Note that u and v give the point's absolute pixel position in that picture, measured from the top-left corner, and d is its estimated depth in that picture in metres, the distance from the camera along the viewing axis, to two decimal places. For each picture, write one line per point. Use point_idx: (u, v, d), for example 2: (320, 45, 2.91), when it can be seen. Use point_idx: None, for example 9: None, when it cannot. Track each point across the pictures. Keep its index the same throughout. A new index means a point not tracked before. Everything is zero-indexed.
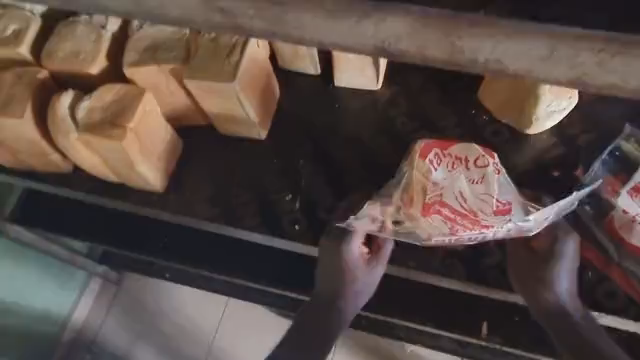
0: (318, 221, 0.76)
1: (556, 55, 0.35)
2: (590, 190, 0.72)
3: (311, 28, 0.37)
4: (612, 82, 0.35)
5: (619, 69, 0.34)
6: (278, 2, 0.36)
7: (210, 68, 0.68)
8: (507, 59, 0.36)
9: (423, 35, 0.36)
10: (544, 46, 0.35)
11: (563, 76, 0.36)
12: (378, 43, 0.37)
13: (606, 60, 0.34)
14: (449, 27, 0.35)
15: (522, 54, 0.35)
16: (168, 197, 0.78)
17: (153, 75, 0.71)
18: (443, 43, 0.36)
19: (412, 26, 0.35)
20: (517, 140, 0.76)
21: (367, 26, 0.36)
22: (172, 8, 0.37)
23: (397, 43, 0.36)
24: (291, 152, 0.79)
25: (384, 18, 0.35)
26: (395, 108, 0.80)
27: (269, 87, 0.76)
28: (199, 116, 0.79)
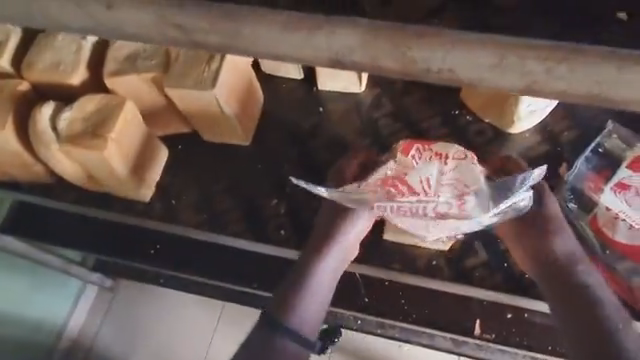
0: (303, 224, 0.76)
1: (505, 64, 0.30)
2: (573, 187, 0.72)
3: (259, 41, 0.32)
4: (560, 89, 0.31)
5: (566, 75, 0.30)
6: (229, 17, 0.32)
7: (190, 76, 0.68)
8: (459, 69, 0.31)
9: (375, 46, 0.31)
10: (493, 55, 0.30)
11: (513, 85, 0.31)
12: (332, 56, 0.32)
13: (554, 67, 0.30)
14: (399, 37, 0.31)
15: (472, 65, 0.31)
16: (154, 205, 0.78)
17: (134, 84, 0.71)
18: (394, 55, 0.31)
19: (363, 38, 0.31)
20: (500, 139, 0.76)
21: (319, 38, 0.31)
22: (128, 24, 0.33)
23: (350, 55, 0.32)
24: (276, 157, 0.79)
25: (334, 31, 0.31)
26: (378, 111, 0.80)
27: (251, 93, 0.76)
28: (183, 124, 0.79)
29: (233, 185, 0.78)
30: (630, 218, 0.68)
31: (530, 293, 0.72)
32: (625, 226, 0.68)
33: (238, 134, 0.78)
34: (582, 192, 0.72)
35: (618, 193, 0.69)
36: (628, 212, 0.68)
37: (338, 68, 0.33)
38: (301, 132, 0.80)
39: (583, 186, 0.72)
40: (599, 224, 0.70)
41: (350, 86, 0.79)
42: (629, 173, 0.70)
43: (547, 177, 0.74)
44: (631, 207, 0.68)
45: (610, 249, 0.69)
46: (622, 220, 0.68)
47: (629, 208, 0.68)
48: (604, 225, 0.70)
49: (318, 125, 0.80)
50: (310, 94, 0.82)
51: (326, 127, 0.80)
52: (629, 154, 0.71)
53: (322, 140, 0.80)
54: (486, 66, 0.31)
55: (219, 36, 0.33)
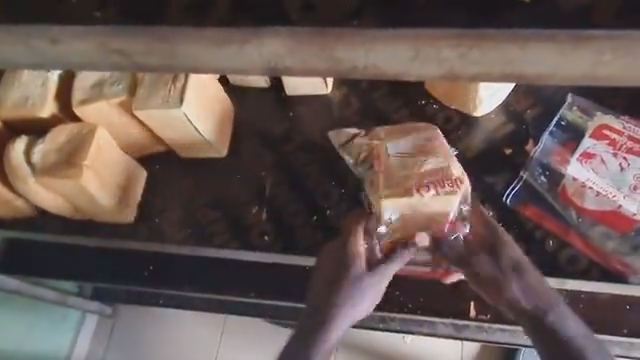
0: (286, 228, 0.77)
1: (423, 56, 0.32)
2: (543, 161, 0.75)
3: (197, 58, 0.34)
4: (477, 72, 0.32)
5: (480, 60, 0.31)
6: (163, 39, 0.33)
7: (157, 97, 0.70)
8: (383, 63, 0.33)
9: (302, 51, 0.32)
10: (410, 48, 0.31)
11: (434, 73, 0.33)
12: (265, 63, 0.34)
13: (466, 53, 0.31)
14: (323, 40, 0.32)
15: (395, 59, 0.32)
16: (138, 227, 0.79)
17: (104, 111, 0.72)
18: (322, 57, 0.32)
19: (290, 45, 0.32)
20: (468, 123, 0.77)
21: (251, 50, 0.33)
22: (67, 55, 0.35)
23: (281, 62, 0.33)
24: (252, 165, 0.81)
25: (262, 41, 0.32)
26: (347, 109, 0.81)
27: (221, 106, 0.78)
28: (157, 144, 0.80)
29: (213, 199, 0.79)
30: (597, 185, 0.72)
31: None
32: (593, 192, 0.72)
33: (212, 149, 0.79)
34: (549, 166, 0.75)
35: (584, 162, 0.73)
36: (595, 180, 0.72)
37: (276, 72, 0.35)
38: (274, 139, 0.82)
39: (550, 160, 0.75)
40: (569, 193, 0.73)
41: (318, 89, 0.81)
42: (592, 142, 0.74)
43: (516, 156, 0.76)
44: (597, 175, 0.72)
45: (582, 217, 0.71)
46: (589, 187, 0.72)
47: (596, 176, 0.72)
48: (574, 194, 0.73)
49: (290, 129, 0.82)
50: (279, 100, 0.83)
51: (297, 130, 0.82)
52: (590, 124, 0.74)
53: (296, 142, 0.81)
54: (406, 58, 0.32)
55: (159, 56, 0.34)
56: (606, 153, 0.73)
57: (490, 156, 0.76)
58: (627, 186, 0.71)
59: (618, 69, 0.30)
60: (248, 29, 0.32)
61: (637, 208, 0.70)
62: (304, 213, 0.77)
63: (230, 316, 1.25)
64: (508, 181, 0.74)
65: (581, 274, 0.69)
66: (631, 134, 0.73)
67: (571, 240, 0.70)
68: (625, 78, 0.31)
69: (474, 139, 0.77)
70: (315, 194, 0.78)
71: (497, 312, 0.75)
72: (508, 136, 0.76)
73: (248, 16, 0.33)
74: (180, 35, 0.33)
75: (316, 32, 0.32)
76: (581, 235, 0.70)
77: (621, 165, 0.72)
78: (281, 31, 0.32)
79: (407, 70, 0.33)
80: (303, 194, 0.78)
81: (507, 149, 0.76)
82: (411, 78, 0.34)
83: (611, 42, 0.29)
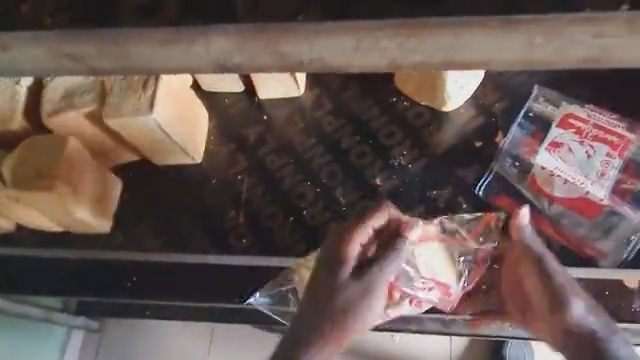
0: (263, 230, 0.77)
1: (364, 47, 0.32)
2: (512, 152, 0.76)
3: (148, 59, 0.34)
4: (418, 61, 0.33)
5: (418, 49, 0.32)
6: (111, 41, 0.33)
7: (127, 105, 0.70)
8: (328, 56, 0.33)
9: (249, 48, 0.33)
10: (351, 40, 0.32)
11: (378, 63, 0.33)
12: (214, 61, 0.34)
13: (405, 42, 0.32)
14: (268, 36, 0.32)
15: (339, 51, 0.33)
16: (116, 236, 0.79)
17: (74, 121, 0.72)
18: (269, 52, 0.33)
19: (236, 42, 0.33)
20: (438, 119, 0.79)
21: (198, 48, 0.33)
22: (22, 63, 0.35)
23: (230, 59, 0.34)
24: (228, 169, 0.81)
25: (208, 39, 0.33)
26: (320, 110, 0.82)
27: (193, 112, 0.78)
28: (131, 152, 0.80)
29: (190, 205, 0.80)
30: (566, 173, 0.73)
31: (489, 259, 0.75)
32: (561, 181, 0.73)
33: (186, 154, 0.79)
34: (519, 157, 0.76)
35: (553, 152, 0.75)
36: (563, 169, 0.74)
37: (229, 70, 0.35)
38: (248, 143, 0.82)
39: (519, 151, 0.76)
40: (539, 183, 0.74)
41: (290, 92, 0.82)
42: (559, 132, 0.76)
43: (486, 149, 0.77)
44: (566, 164, 0.74)
45: (553, 205, 0.73)
46: (558, 176, 0.74)
47: (565, 165, 0.74)
48: (543, 183, 0.74)
49: (264, 132, 0.82)
50: (252, 104, 0.84)
51: (271, 133, 0.82)
52: (555, 114, 0.76)
53: (271, 144, 0.81)
54: (348, 49, 0.32)
55: (110, 59, 0.35)
56: (573, 141, 0.75)
57: (462, 150, 0.77)
58: (594, 173, 0.73)
59: (550, 54, 0.31)
60: (192, 29, 0.33)
61: (604, 194, 0.72)
62: (281, 215, 0.78)
63: (219, 324, 1.24)
64: (479, 173, 0.76)
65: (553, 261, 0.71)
66: (596, 121, 0.74)
67: (543, 227, 0.72)
68: (556, 61, 0.32)
69: (444, 134, 0.78)
70: (291, 195, 0.79)
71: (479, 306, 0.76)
72: (477, 129, 0.78)
73: (197, 16, 0.33)
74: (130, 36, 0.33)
75: (259, 28, 0.32)
76: (553, 224, 0.72)
77: (588, 152, 0.74)
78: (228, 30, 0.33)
79: (350, 62, 0.33)
80: (279, 196, 0.79)
81: (477, 142, 0.77)
82: (357, 69, 0.34)
83: (538, 24, 0.30)
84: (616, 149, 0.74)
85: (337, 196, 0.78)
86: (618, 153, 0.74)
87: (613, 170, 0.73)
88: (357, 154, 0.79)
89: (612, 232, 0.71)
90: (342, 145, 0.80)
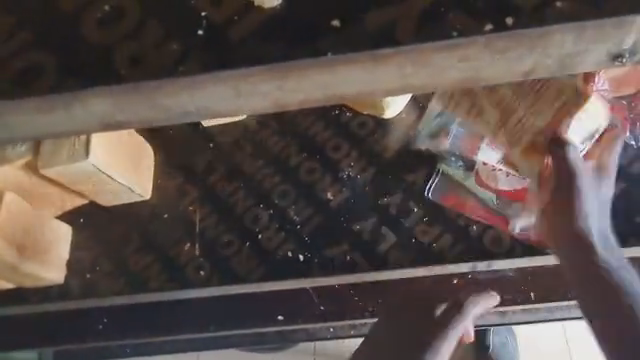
0: (221, 259, 0.76)
1: (243, 91, 0.36)
2: (457, 150, 0.78)
3: (42, 124, 0.38)
4: (304, 99, 0.37)
5: (300, 88, 0.36)
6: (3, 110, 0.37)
7: (61, 152, 0.68)
8: (213, 104, 0.37)
9: (129, 104, 0.37)
10: (227, 88, 0.36)
11: (262, 104, 0.37)
12: (103, 120, 0.38)
13: (285, 83, 0.36)
14: (148, 95, 0.36)
15: (224, 99, 0.37)
16: (69, 284, 0.77)
17: (9, 175, 0.70)
18: (152, 106, 0.37)
19: (116, 103, 0.37)
20: (380, 126, 0.80)
21: (78, 107, 0.37)
22: None
23: (115, 117, 0.38)
24: (177, 202, 0.80)
25: (87, 99, 0.37)
26: (264, 131, 0.82)
27: (135, 150, 0.76)
28: (77, 197, 0.78)
29: (144, 242, 0.78)
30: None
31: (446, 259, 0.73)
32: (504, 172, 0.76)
33: (134, 193, 0.78)
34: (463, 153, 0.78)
35: None
36: None
37: (124, 124, 0.39)
38: (197, 172, 0.81)
39: (463, 147, 0.78)
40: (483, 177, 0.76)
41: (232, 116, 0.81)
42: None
43: (430, 151, 0.78)
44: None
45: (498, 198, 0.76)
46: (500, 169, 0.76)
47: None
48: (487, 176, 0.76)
49: (211, 160, 0.82)
50: (196, 132, 0.83)
51: (218, 160, 0.82)
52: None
53: (220, 170, 0.81)
54: (228, 97, 0.37)
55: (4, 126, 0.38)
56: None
57: (406, 154, 0.78)
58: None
59: (425, 78, 0.36)
60: (69, 93, 0.36)
61: None
62: (236, 241, 0.77)
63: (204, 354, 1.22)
64: (426, 175, 0.78)
65: (505, 254, 0.73)
66: None
67: (492, 221, 0.75)
68: (437, 85, 0.37)
69: (389, 140, 0.79)
70: (244, 220, 0.78)
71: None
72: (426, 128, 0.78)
73: (77, 79, 0.37)
74: (25, 106, 0.37)
75: (133, 89, 0.36)
76: (500, 217, 0.75)
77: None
78: (110, 89, 0.36)
79: (241, 106, 0.37)
80: (233, 223, 0.78)
81: (422, 145, 0.79)
82: (247, 112, 0.38)
83: (403, 57, 0.35)
84: None
85: (290, 216, 0.77)
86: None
87: None
88: (306, 170, 0.79)
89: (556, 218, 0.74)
90: (291, 163, 0.80)
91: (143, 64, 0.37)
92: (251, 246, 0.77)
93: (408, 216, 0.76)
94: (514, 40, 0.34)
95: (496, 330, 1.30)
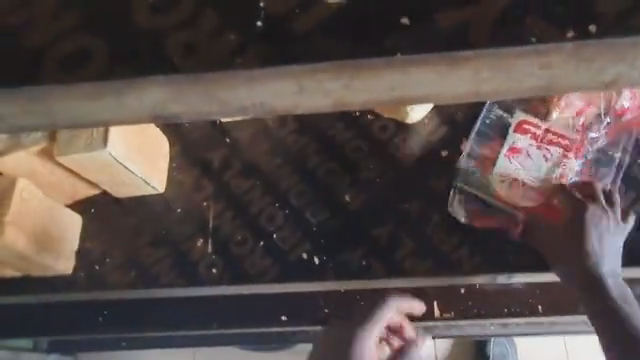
0: (235, 258, 0.75)
1: (302, 89, 0.33)
2: (475, 158, 0.76)
3: (85, 110, 0.35)
4: (365, 99, 0.34)
5: (360, 86, 0.33)
6: (40, 94, 0.34)
7: (79, 139, 0.66)
8: (266, 98, 0.34)
9: (186, 95, 0.34)
10: (289, 83, 0.33)
11: (321, 103, 0.35)
12: (153, 109, 0.35)
13: (349, 81, 0.33)
14: (209, 86, 0.34)
15: (280, 93, 0.34)
16: (78, 275, 0.75)
17: (22, 161, 0.67)
18: (208, 98, 0.34)
19: (173, 91, 0.34)
20: (402, 131, 0.78)
21: (132, 96, 0.34)
22: None
23: (167, 108, 0.35)
24: (193, 197, 0.78)
25: (146, 85, 0.34)
26: (284, 129, 0.81)
27: (152, 142, 0.75)
28: (89, 187, 0.76)
29: (157, 236, 0.76)
30: (526, 178, 0.75)
31: (464, 268, 0.72)
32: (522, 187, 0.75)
33: (148, 186, 0.76)
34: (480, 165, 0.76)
35: (511, 158, 0.75)
36: (526, 174, 0.74)
37: (169, 118, 0.36)
38: (213, 167, 0.80)
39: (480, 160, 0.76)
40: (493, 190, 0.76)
41: None
42: (516, 137, 0.74)
43: (452, 158, 0.77)
44: (526, 168, 0.74)
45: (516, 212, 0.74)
46: (518, 181, 0.75)
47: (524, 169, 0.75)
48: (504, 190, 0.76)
49: (228, 154, 0.80)
50: (213, 126, 0.82)
51: (235, 156, 0.80)
52: (511, 120, 0.75)
53: (237, 166, 0.79)
54: (289, 93, 0.34)
55: (38, 113, 0.35)
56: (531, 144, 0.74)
57: (428, 160, 0.77)
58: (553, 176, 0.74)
59: (495, 83, 0.33)
60: (123, 81, 0.34)
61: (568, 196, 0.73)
62: (250, 240, 0.75)
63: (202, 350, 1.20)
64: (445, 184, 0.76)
65: (534, 267, 0.71)
66: (552, 125, 0.75)
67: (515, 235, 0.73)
68: (503, 93, 0.34)
69: (411, 144, 0.78)
70: (260, 218, 0.76)
71: (460, 308, 0.74)
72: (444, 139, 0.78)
73: (126, 67, 0.34)
74: (69, 92, 0.34)
75: (192, 80, 0.34)
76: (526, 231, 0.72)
77: (545, 156, 0.74)
78: (167, 77, 0.34)
79: (296, 103, 0.35)
80: (249, 221, 0.76)
81: (443, 152, 0.77)
82: (302, 110, 0.35)
83: (478, 61, 0.32)
84: (570, 151, 0.75)
85: (307, 217, 0.76)
86: (573, 154, 0.75)
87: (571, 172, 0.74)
88: (325, 172, 0.78)
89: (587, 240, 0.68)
90: (309, 163, 0.79)
91: (197, 52, 0.34)
92: (264, 246, 0.75)
93: (427, 224, 0.74)
94: (596, 49, 0.32)
95: (496, 339, 1.30)
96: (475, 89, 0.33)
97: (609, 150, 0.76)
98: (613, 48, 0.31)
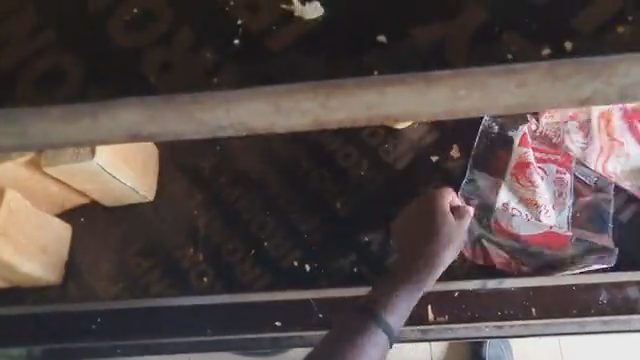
0: (225, 266, 0.75)
1: (281, 110, 0.35)
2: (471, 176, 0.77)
3: (62, 133, 0.37)
4: (343, 118, 0.36)
5: (340, 106, 0.35)
6: (18, 118, 0.36)
7: (68, 150, 0.67)
8: (249, 120, 0.36)
9: (160, 118, 0.36)
10: (267, 104, 0.35)
11: (301, 123, 0.36)
12: (129, 131, 0.37)
13: (326, 101, 0.35)
14: (184, 109, 0.36)
15: (258, 115, 0.36)
16: (68, 287, 0.75)
17: (9, 173, 0.67)
18: (187, 121, 0.36)
19: (146, 114, 0.36)
20: (392, 136, 0.78)
21: (105, 119, 0.36)
22: None
23: (142, 130, 0.37)
24: (183, 205, 0.78)
25: (118, 109, 0.36)
26: (274, 136, 0.80)
27: (141, 151, 0.75)
28: (78, 196, 0.76)
29: (147, 246, 0.76)
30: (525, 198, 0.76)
31: (453, 274, 0.73)
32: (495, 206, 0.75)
33: (137, 194, 0.76)
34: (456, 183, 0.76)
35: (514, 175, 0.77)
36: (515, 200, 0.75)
37: (147, 138, 0.37)
38: (203, 175, 0.79)
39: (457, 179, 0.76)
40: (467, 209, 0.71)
41: None
42: (523, 150, 0.77)
43: (442, 162, 0.77)
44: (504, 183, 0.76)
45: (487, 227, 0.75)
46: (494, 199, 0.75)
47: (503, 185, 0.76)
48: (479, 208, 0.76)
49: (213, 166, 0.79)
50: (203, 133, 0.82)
51: (225, 164, 0.80)
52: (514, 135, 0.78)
53: (227, 173, 0.79)
54: (268, 112, 0.36)
55: (13, 136, 0.37)
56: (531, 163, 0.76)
57: (419, 166, 0.77)
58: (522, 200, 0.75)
59: (473, 103, 0.35)
60: (98, 105, 0.36)
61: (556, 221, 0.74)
62: (242, 248, 0.75)
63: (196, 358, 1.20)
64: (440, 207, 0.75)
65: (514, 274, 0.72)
66: (543, 131, 0.78)
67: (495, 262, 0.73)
68: (486, 107, 0.36)
69: (401, 150, 0.78)
70: (251, 226, 0.76)
71: (453, 312, 0.73)
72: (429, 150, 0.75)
73: (96, 85, 0.37)
74: (47, 113, 0.36)
75: (163, 103, 0.36)
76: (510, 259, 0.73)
77: (542, 175, 0.76)
78: (140, 101, 0.36)
79: (272, 123, 0.36)
80: (239, 228, 0.76)
81: (433, 157, 0.77)
82: (282, 129, 0.37)
83: (454, 81, 0.35)
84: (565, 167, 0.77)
85: (298, 224, 0.76)
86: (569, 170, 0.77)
87: (567, 189, 0.76)
88: (316, 178, 0.78)
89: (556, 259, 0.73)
90: (299, 170, 0.78)
91: (173, 71, 0.37)
92: (255, 254, 0.75)
93: None
94: (573, 67, 0.34)
95: (492, 341, 1.30)
96: (452, 107, 0.35)
97: (594, 164, 0.76)
98: (589, 66, 0.34)
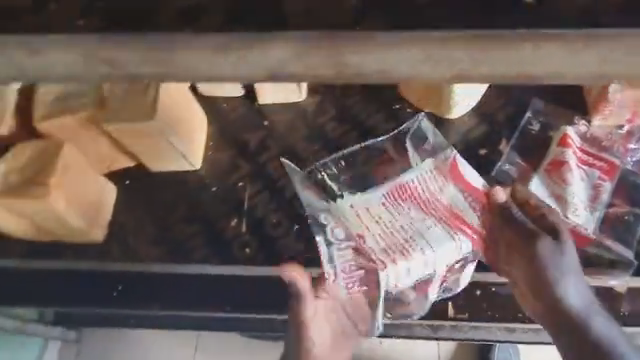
0: (268, 238, 0.75)
1: (433, 57, 0.34)
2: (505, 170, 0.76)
3: (203, 64, 0.35)
4: (487, 74, 0.35)
5: (489, 58, 0.34)
6: (164, 46, 0.35)
7: (127, 106, 0.67)
8: (391, 66, 0.35)
9: (308, 56, 0.35)
10: (419, 49, 0.34)
11: (443, 74, 0.35)
12: (268, 69, 0.35)
13: (482, 52, 0.34)
14: (333, 46, 0.34)
15: (405, 61, 0.35)
16: (110, 246, 0.75)
17: (69, 126, 0.68)
18: (329, 60, 0.35)
19: (294, 50, 0.34)
20: (442, 126, 0.79)
21: (254, 53, 0.35)
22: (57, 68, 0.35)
23: (284, 68, 0.35)
24: (228, 176, 0.79)
25: (268, 40, 0.35)
26: (323, 116, 0.81)
27: (192, 117, 0.76)
28: (127, 159, 0.77)
29: (191, 213, 0.77)
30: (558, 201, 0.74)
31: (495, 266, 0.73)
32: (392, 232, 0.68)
33: (185, 161, 0.77)
34: (418, 189, 0.70)
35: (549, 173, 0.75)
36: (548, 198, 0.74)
37: (285, 79, 0.36)
38: (250, 149, 0.80)
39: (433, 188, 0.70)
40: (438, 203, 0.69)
41: (292, 96, 0.81)
42: (562, 150, 0.75)
43: (490, 156, 0.77)
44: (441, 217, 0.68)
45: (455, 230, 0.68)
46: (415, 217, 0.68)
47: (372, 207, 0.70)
48: None
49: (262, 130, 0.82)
50: (252, 108, 0.83)
51: (272, 139, 0.81)
52: (554, 134, 0.77)
53: (274, 149, 0.80)
54: (415, 60, 0.34)
55: (152, 63, 0.35)
56: (568, 163, 0.74)
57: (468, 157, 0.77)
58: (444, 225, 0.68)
59: (622, 68, 0.34)
60: (253, 36, 0.35)
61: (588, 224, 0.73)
62: (286, 221, 0.76)
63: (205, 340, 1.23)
64: None
65: None
66: (594, 133, 0.77)
67: None
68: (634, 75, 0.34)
69: (449, 141, 0.78)
70: (295, 202, 0.77)
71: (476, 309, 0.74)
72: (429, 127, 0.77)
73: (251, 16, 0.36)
74: (210, 42, 0.35)
75: (322, 39, 0.34)
76: None
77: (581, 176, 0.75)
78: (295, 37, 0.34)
79: (417, 72, 0.35)
80: (283, 203, 0.77)
81: (481, 150, 0.77)
82: (419, 81, 0.36)
83: (616, 41, 0.33)
84: (607, 174, 0.75)
85: None
86: (609, 178, 0.75)
87: (604, 195, 0.75)
88: (362, 161, 0.78)
89: (587, 261, 0.73)
90: (346, 152, 0.79)
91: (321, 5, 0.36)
92: (298, 228, 0.76)
93: None
94: None
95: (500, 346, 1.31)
96: (601, 71, 0.34)
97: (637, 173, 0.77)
98: None
